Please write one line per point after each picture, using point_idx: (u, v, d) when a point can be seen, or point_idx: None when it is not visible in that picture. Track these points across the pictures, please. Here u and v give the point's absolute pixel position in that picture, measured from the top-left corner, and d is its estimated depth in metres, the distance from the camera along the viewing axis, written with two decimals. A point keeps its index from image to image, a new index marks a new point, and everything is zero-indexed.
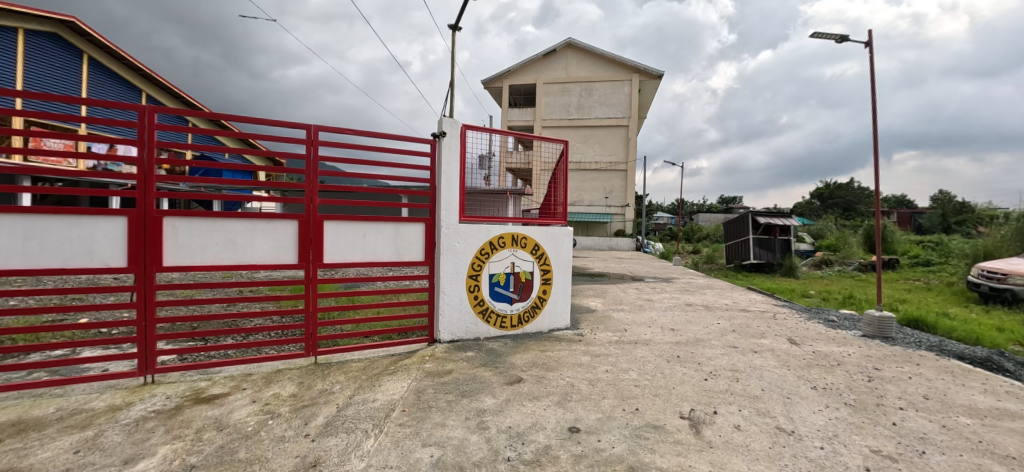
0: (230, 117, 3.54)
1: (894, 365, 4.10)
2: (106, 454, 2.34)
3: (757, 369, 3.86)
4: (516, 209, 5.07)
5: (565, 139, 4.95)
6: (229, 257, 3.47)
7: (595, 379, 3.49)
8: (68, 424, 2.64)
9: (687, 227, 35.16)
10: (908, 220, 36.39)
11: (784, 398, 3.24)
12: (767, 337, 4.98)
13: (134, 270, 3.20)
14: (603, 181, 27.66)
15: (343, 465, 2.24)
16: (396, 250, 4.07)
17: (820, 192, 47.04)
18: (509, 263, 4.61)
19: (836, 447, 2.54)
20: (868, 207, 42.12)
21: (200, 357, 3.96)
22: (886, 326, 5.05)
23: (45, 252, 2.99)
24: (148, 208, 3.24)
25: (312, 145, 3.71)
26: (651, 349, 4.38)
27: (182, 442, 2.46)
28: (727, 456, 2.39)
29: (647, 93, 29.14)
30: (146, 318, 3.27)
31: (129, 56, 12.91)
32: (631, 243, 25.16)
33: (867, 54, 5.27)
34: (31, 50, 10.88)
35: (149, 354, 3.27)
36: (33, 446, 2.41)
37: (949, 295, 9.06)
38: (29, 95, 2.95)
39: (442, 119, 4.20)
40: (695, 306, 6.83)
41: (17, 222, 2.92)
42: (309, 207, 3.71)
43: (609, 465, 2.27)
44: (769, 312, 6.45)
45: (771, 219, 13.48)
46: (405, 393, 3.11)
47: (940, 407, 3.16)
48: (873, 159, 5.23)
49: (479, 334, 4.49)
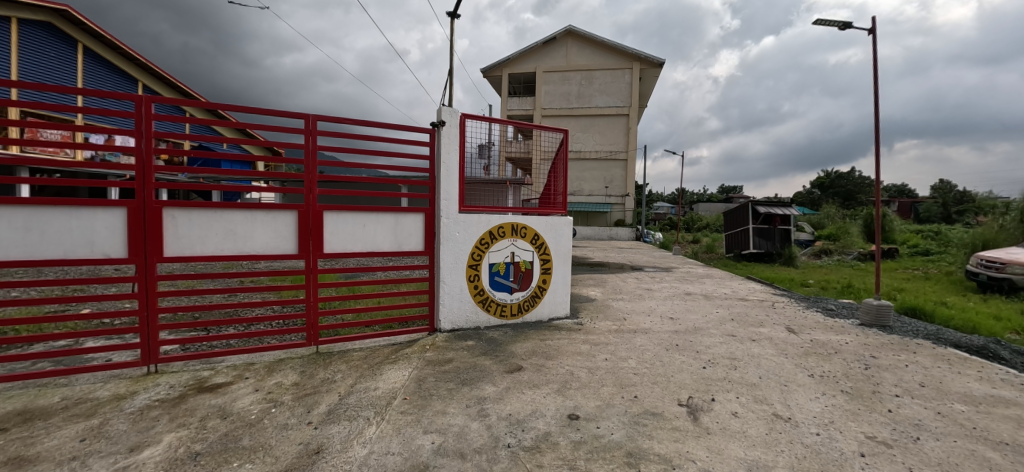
0: (228, 106, 3.50)
1: (891, 353, 4.14)
2: (112, 442, 2.37)
3: (755, 358, 3.89)
4: (516, 199, 5.05)
5: (565, 128, 5.00)
6: (229, 248, 3.47)
7: (595, 367, 3.53)
8: (73, 413, 2.68)
9: (687, 216, 35.17)
10: (909, 210, 36.31)
11: (782, 385, 3.27)
12: (766, 326, 5.02)
13: (134, 261, 3.19)
14: (603, 170, 27.57)
15: (346, 452, 2.27)
16: (396, 240, 4.06)
17: (820, 181, 46.78)
18: (508, 252, 4.61)
19: (832, 433, 2.57)
20: (868, 197, 42.12)
21: (203, 346, 3.99)
22: (884, 314, 5.08)
23: (45, 243, 2.99)
24: (148, 199, 3.24)
25: (311, 134, 3.69)
26: (650, 338, 4.42)
27: (186, 430, 2.49)
28: (724, 443, 2.42)
29: (648, 82, 28.86)
30: (148, 308, 3.28)
31: (125, 45, 12.76)
32: (630, 234, 25.61)
33: (870, 41, 5.24)
34: (26, 41, 10.76)
35: (152, 344, 3.30)
36: (39, 434, 2.44)
37: (948, 284, 9.13)
38: (24, 85, 2.90)
39: (441, 108, 4.15)
40: (694, 295, 6.87)
41: (16, 213, 2.92)
42: (309, 198, 3.70)
43: (608, 451, 2.31)
44: (768, 301, 6.51)
45: (772, 209, 13.44)
46: (406, 382, 3.14)
47: (935, 394, 3.19)
48: (875, 146, 5.20)
49: (479, 323, 4.51)
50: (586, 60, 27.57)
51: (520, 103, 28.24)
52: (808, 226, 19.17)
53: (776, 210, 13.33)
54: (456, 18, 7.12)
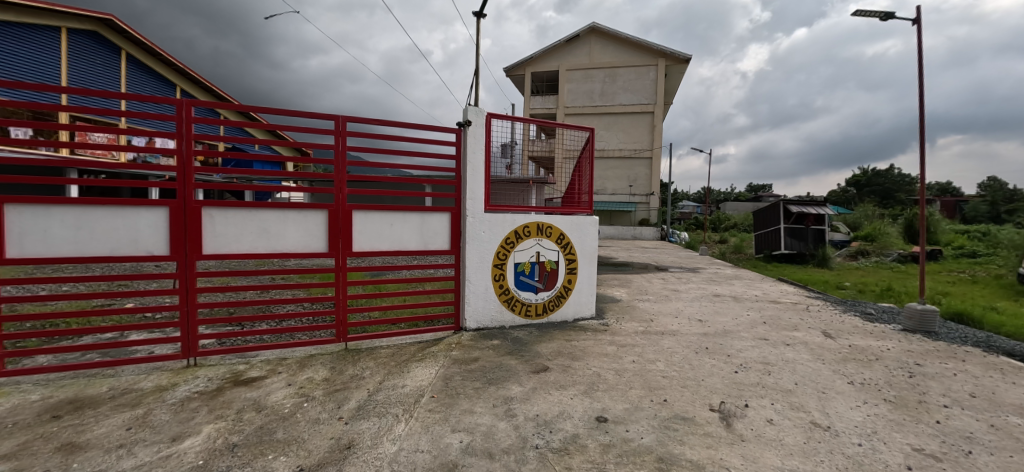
0: (261, 109, 3.60)
1: (937, 360, 3.91)
2: (156, 432, 2.47)
3: (790, 363, 3.74)
4: (539, 197, 5.17)
5: (591, 127, 4.87)
6: (263, 246, 3.58)
7: (622, 369, 3.46)
8: (120, 402, 2.81)
9: (714, 215, 34.27)
10: (954, 210, 34.27)
11: (819, 392, 3.14)
12: (800, 330, 4.83)
13: (176, 258, 3.33)
14: (626, 169, 27.16)
15: (376, 448, 2.31)
16: (422, 239, 4.10)
17: (856, 179, 44.72)
18: (534, 251, 4.59)
19: (875, 444, 2.45)
20: (908, 196, 39.96)
21: (238, 340, 4.12)
22: (929, 320, 4.81)
23: (94, 240, 3.15)
24: (188, 199, 3.37)
25: (341, 135, 3.76)
26: (678, 340, 4.32)
27: (224, 422, 2.58)
28: (759, 450, 2.33)
29: (673, 78, 28.25)
30: (188, 303, 3.41)
31: (163, 51, 13.37)
32: (655, 233, 25.05)
33: (914, 31, 4.98)
34: (74, 49, 11.42)
35: (191, 338, 3.43)
36: (90, 422, 2.57)
37: (998, 287, 8.58)
38: (73, 91, 3.05)
39: (468, 107, 4.15)
40: (722, 297, 6.69)
41: (68, 212, 3.08)
42: (338, 197, 3.77)
43: (638, 455, 2.26)
44: (801, 303, 6.27)
45: (805, 208, 12.94)
46: (434, 380, 3.16)
47: (988, 405, 3.00)
48: (920, 140, 4.93)
49: (504, 322, 4.51)
50: (608, 57, 27.24)
51: (542, 101, 28.14)
52: (843, 225, 18.35)
53: (809, 209, 12.83)
54: (481, 18, 7.14)
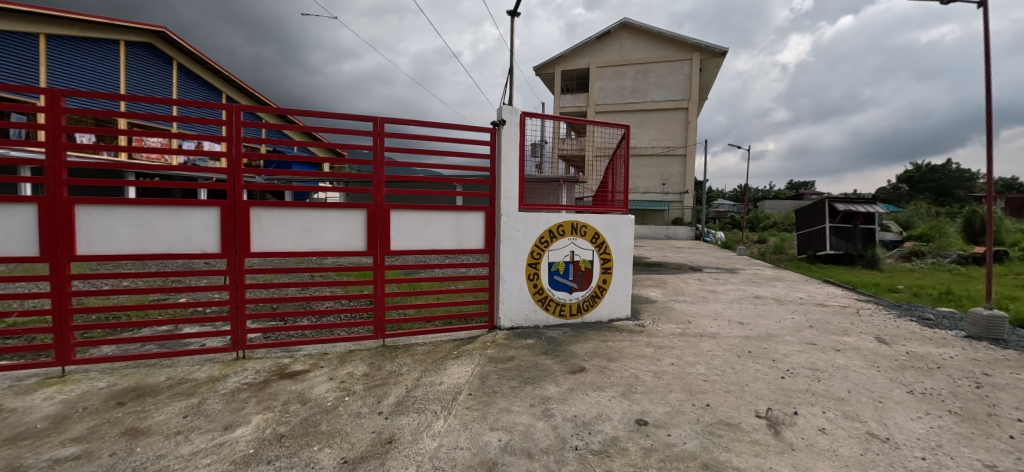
0: (303, 112, 3.73)
1: (1008, 370, 3.60)
2: (210, 420, 2.60)
3: (841, 369, 3.54)
4: (569, 197, 4.96)
5: (626, 124, 4.76)
6: (306, 244, 3.70)
7: (661, 371, 3.37)
8: (177, 391, 2.98)
9: (750, 215, 32.93)
10: (1021, 207, 31.50)
11: (876, 402, 2.95)
12: (851, 335, 4.56)
13: (227, 256, 3.50)
14: (657, 167, 26.52)
15: (417, 444, 2.34)
16: (457, 238, 4.14)
17: (907, 176, 41.90)
18: (568, 251, 4.54)
19: (941, 459, 2.27)
20: (966, 193, 37.08)
21: (282, 335, 4.30)
22: (998, 327, 4.43)
23: (153, 238, 3.35)
24: (238, 199, 3.53)
25: (379, 136, 3.84)
26: (718, 343, 4.16)
27: (271, 413, 2.69)
28: (812, 461, 2.21)
29: (705, 73, 27.39)
30: (237, 298, 3.57)
31: (209, 60, 14.16)
32: (688, 233, 24.15)
33: (980, 14, 4.61)
34: (132, 60, 12.29)
35: (240, 332, 3.60)
36: (150, 409, 2.74)
37: None
38: (134, 98, 3.24)
39: (502, 107, 4.15)
40: (764, 299, 6.41)
41: (131, 212, 3.29)
42: (377, 197, 3.85)
43: (682, 461, 2.18)
44: (850, 307, 5.92)
45: (852, 206, 12.24)
46: (470, 378, 3.17)
47: None
48: (988, 132, 4.56)
49: (538, 321, 4.49)
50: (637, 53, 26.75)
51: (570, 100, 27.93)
52: (894, 225, 17.23)
53: (857, 208, 12.12)
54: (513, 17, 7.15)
